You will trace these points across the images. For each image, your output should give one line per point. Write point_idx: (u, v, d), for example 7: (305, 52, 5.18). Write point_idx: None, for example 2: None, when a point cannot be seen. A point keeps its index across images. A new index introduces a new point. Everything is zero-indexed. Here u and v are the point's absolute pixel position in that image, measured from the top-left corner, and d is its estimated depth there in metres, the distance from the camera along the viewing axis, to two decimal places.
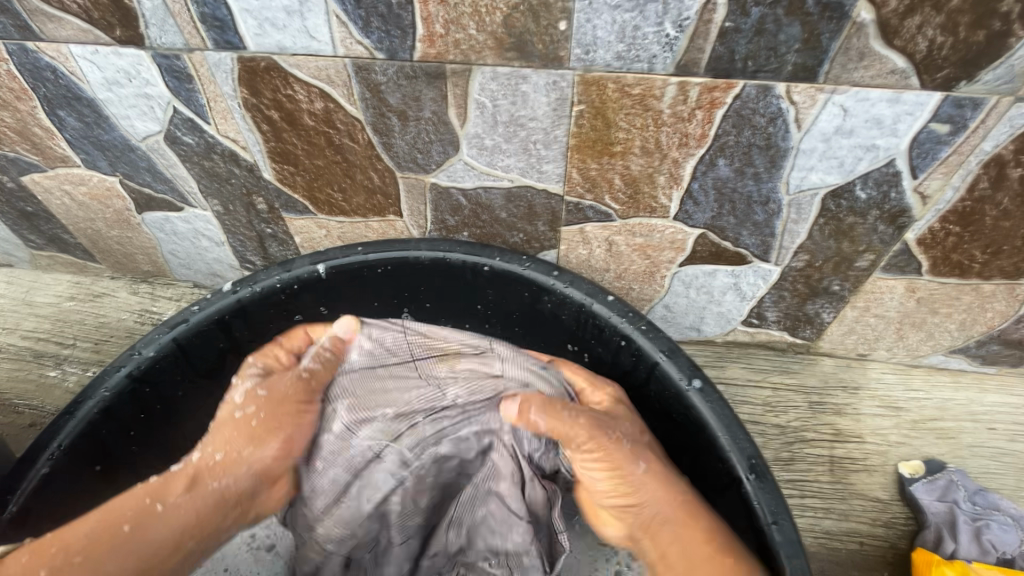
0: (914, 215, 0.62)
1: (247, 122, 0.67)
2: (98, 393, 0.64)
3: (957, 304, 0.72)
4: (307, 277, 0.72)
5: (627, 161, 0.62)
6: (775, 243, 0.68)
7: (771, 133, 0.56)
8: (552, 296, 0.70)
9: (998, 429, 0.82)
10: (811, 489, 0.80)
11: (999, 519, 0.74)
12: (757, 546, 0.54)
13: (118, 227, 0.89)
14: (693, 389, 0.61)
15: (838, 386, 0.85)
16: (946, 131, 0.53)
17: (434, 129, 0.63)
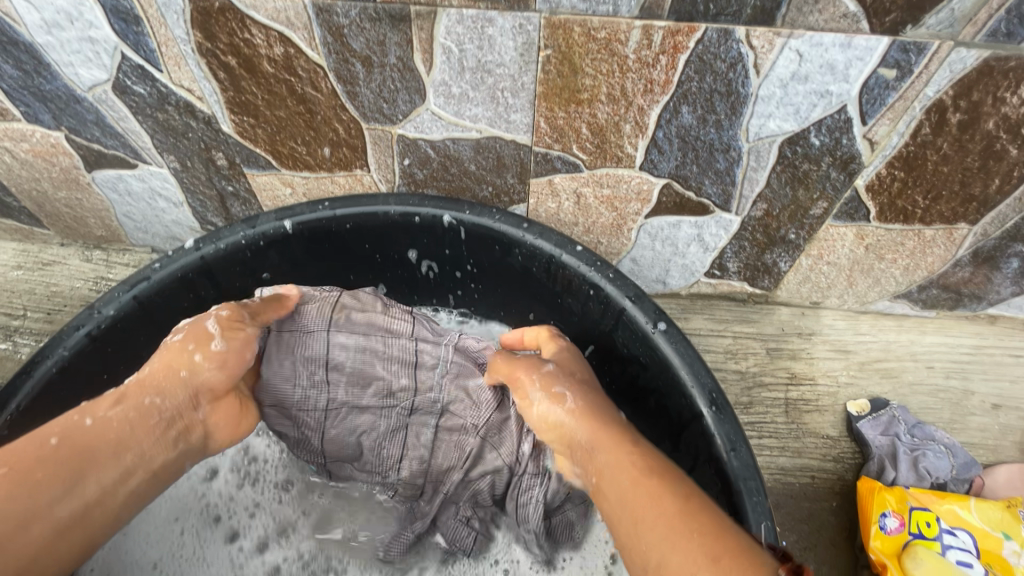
0: (863, 161, 0.65)
1: (202, 68, 0.64)
2: (55, 353, 0.61)
3: (901, 250, 0.77)
4: (272, 234, 0.70)
5: (594, 109, 0.63)
6: (735, 192, 0.71)
7: (731, 79, 0.58)
8: (522, 247, 0.71)
9: (935, 367, 0.88)
10: (769, 429, 0.85)
11: (934, 448, 0.81)
12: (719, 473, 0.57)
13: (65, 188, 0.84)
14: (658, 331, 0.64)
15: (793, 333, 0.90)
16: (893, 76, 0.56)
17: (399, 75, 0.62)
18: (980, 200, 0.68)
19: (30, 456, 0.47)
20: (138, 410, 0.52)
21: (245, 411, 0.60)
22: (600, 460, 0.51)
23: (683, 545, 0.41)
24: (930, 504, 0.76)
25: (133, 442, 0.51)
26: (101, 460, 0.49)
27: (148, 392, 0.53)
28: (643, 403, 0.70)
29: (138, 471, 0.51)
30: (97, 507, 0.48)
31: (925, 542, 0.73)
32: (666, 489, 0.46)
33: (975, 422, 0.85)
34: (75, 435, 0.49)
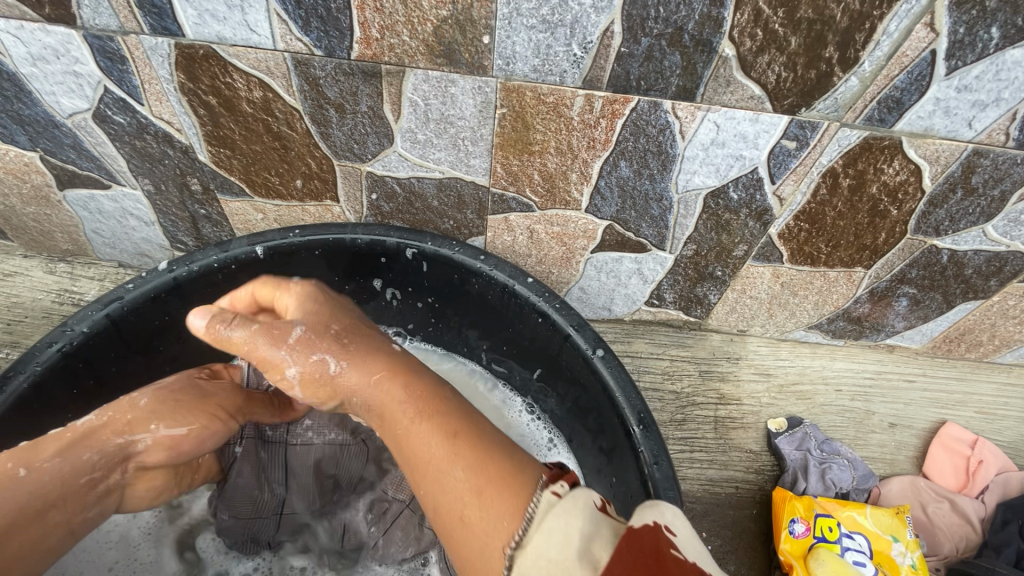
0: (775, 214, 0.75)
1: (183, 105, 0.68)
2: (29, 368, 0.64)
3: (811, 287, 0.88)
4: (244, 258, 0.75)
5: (544, 159, 0.71)
6: (668, 234, 0.80)
7: (662, 141, 0.67)
8: (479, 277, 0.78)
9: (843, 389, 1.00)
10: (699, 444, 0.95)
11: (838, 462, 0.93)
12: (644, 484, 0.66)
13: (35, 204, 0.86)
14: (597, 356, 0.72)
15: (722, 357, 1.00)
16: (794, 146, 0.66)
17: (370, 121, 0.68)
18: (871, 249, 0.79)
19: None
20: (74, 466, 0.56)
21: (171, 481, 0.66)
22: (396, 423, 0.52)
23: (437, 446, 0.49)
24: (833, 510, 0.87)
25: (59, 503, 0.55)
26: (26, 520, 0.53)
27: (91, 451, 0.57)
28: (584, 419, 0.78)
29: (60, 527, 0.56)
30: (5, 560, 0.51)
31: (827, 544, 0.83)
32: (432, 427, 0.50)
33: (875, 438, 0.97)
34: (9, 489, 0.52)
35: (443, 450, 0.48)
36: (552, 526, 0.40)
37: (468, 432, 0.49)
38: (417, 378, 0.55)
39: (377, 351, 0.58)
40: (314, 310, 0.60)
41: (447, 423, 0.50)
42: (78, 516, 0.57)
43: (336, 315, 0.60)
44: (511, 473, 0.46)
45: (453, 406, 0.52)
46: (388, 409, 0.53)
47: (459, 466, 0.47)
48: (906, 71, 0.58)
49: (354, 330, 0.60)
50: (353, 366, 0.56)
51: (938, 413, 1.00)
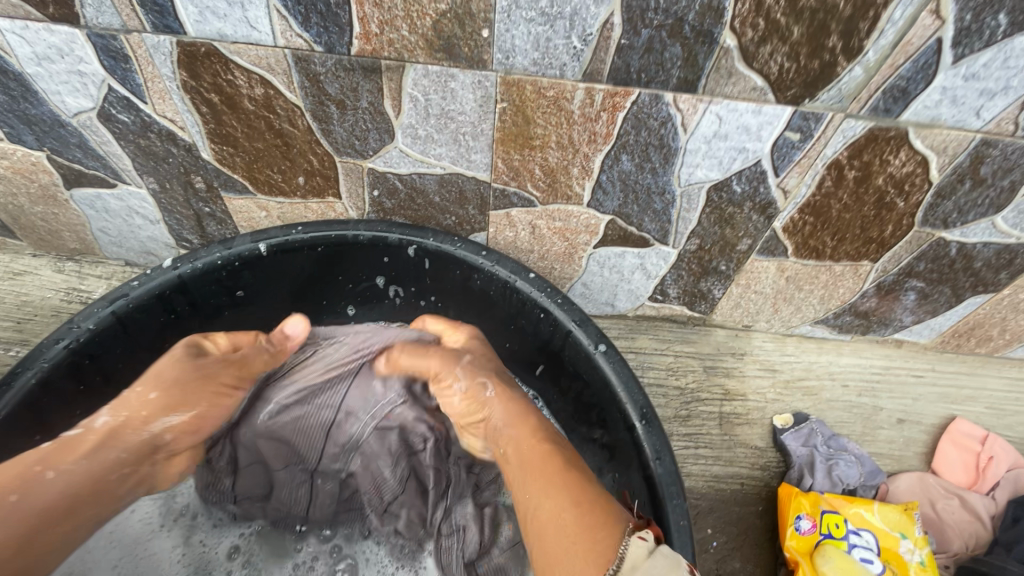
0: (779, 207, 0.74)
1: (186, 103, 0.69)
2: (36, 364, 0.65)
3: (817, 282, 0.87)
4: (247, 255, 0.75)
5: (545, 153, 0.70)
6: (671, 228, 0.79)
7: (663, 134, 0.66)
8: (481, 273, 0.78)
9: (850, 385, 0.99)
10: (704, 440, 0.94)
11: (846, 458, 0.92)
12: (647, 480, 0.65)
13: (43, 203, 0.87)
14: (599, 352, 0.72)
15: (727, 353, 1.00)
16: (797, 138, 0.65)
17: (370, 117, 0.68)
18: (878, 241, 0.78)
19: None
20: (101, 465, 0.56)
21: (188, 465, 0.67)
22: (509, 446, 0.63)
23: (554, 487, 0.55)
24: (840, 507, 0.86)
25: (87, 501, 0.55)
26: (56, 519, 0.52)
27: (116, 448, 0.58)
28: (586, 415, 0.78)
29: (94, 517, 0.56)
30: (47, 552, 0.52)
31: (834, 541, 0.83)
32: (558, 471, 0.56)
33: (883, 434, 0.96)
34: (42, 493, 0.51)
35: (541, 489, 0.55)
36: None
37: (580, 480, 0.56)
38: (548, 432, 0.63)
39: (524, 406, 0.67)
40: (481, 360, 0.74)
41: (560, 469, 0.57)
42: (109, 506, 0.58)
43: (497, 366, 0.74)
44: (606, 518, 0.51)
45: (575, 461, 0.59)
46: (520, 428, 0.63)
47: (559, 503, 0.53)
48: (911, 60, 0.57)
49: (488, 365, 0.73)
50: (500, 399, 0.68)
51: (948, 409, 0.98)
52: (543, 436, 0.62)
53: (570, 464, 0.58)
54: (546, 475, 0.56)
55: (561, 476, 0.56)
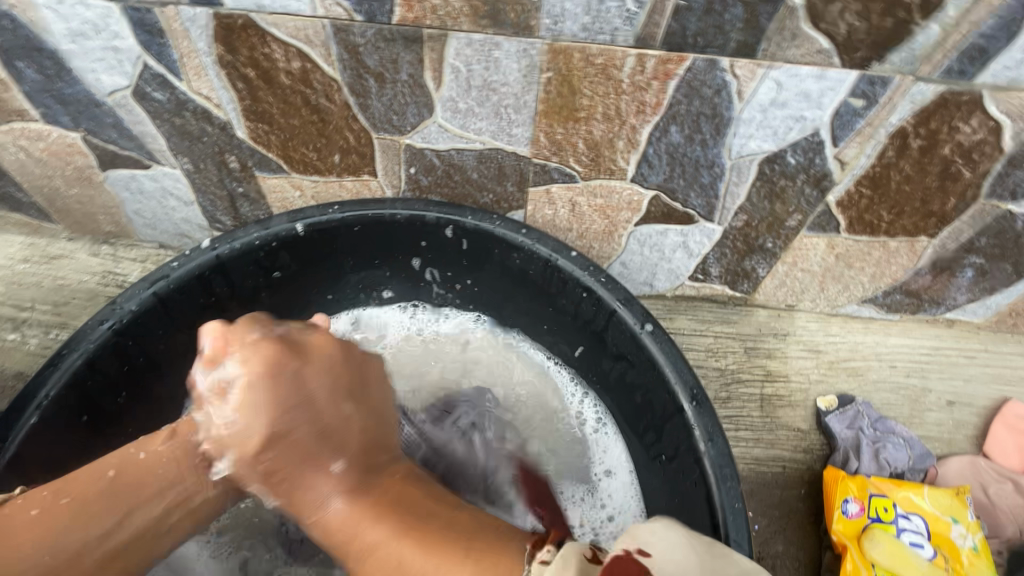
0: (834, 179, 0.71)
1: (222, 79, 0.67)
2: (83, 346, 0.65)
3: (868, 259, 0.83)
4: (285, 235, 0.74)
5: (590, 126, 0.68)
6: (718, 204, 0.76)
7: (717, 103, 0.63)
8: (521, 252, 0.76)
9: (897, 366, 0.96)
10: (745, 422, 0.92)
11: (893, 441, 0.89)
12: (698, 462, 0.64)
13: (78, 185, 0.87)
14: (646, 332, 0.70)
15: (769, 333, 0.97)
16: (861, 105, 0.62)
17: (410, 91, 0.66)
18: (938, 215, 0.74)
19: (94, 486, 0.56)
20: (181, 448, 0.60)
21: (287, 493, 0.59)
22: (366, 538, 0.55)
23: (395, 543, 0.54)
24: (889, 491, 0.83)
25: (169, 480, 0.58)
26: (143, 497, 0.57)
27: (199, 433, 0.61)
28: (631, 396, 0.76)
29: (182, 507, 0.59)
30: (127, 525, 0.56)
31: (882, 525, 0.81)
32: (403, 544, 0.53)
33: (931, 417, 0.93)
34: (139, 467, 0.58)
35: (423, 553, 0.52)
36: (557, 568, 0.45)
37: (457, 535, 0.54)
38: (405, 487, 0.61)
39: (373, 427, 0.63)
40: (258, 371, 0.57)
41: (432, 539, 0.53)
42: (197, 483, 0.60)
43: (361, 373, 0.64)
44: (501, 552, 0.51)
45: (411, 522, 0.55)
46: (336, 542, 0.57)
47: (448, 566, 0.50)
48: (995, 15, 0.53)
49: (297, 408, 0.58)
50: (351, 493, 0.58)
51: (1000, 390, 0.95)
52: (406, 523, 0.55)
53: (437, 520, 0.56)
54: (381, 514, 0.57)
55: (389, 525, 0.55)
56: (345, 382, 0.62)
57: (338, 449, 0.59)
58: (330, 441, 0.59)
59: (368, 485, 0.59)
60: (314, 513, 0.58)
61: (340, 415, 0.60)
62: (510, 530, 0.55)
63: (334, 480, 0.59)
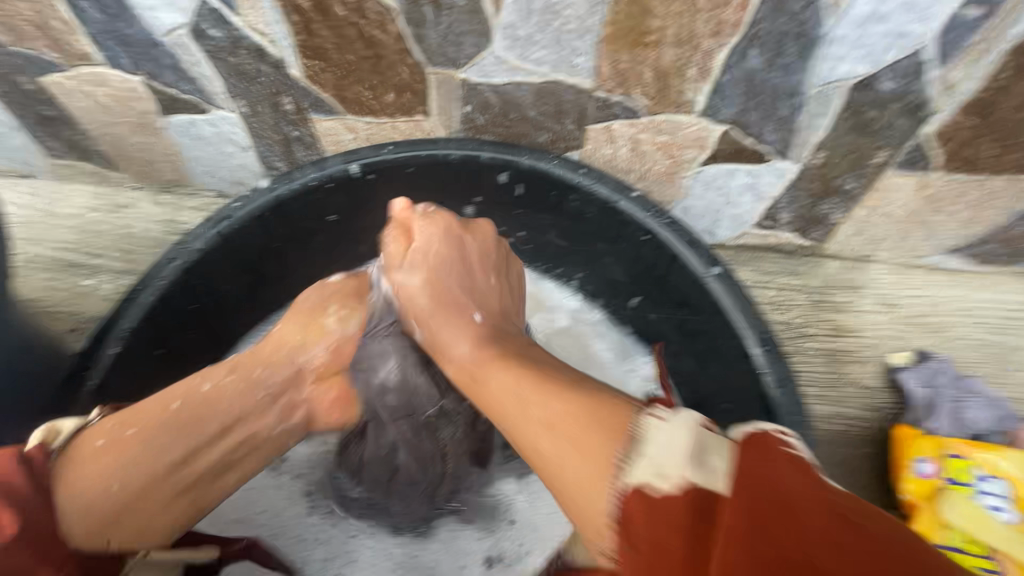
0: (933, 108, 0.64)
1: (276, 12, 0.65)
2: (155, 283, 0.67)
3: (961, 202, 0.76)
4: (340, 176, 0.73)
5: (659, 53, 0.63)
6: (795, 139, 0.70)
7: (806, 19, 0.57)
8: (580, 193, 0.72)
9: (984, 322, 0.89)
10: (809, 378, 0.88)
11: (975, 401, 0.82)
12: (767, 409, 0.62)
13: (141, 132, 0.89)
14: (714, 275, 0.66)
15: (840, 286, 0.91)
16: (976, 16, 0.54)
17: (467, 18, 0.63)
18: None
19: (157, 417, 0.57)
20: (248, 381, 0.63)
21: (344, 401, 0.71)
22: (525, 398, 0.49)
23: (546, 389, 0.49)
24: (967, 452, 0.78)
25: (239, 411, 0.61)
26: (207, 428, 0.58)
27: (257, 364, 0.65)
28: (693, 344, 0.74)
29: (243, 443, 0.61)
30: (194, 462, 0.57)
31: (959, 487, 0.76)
32: (544, 381, 0.50)
33: (1018, 376, 0.87)
34: (203, 399, 0.60)
35: (539, 393, 0.48)
36: (663, 433, 0.41)
37: (547, 372, 0.51)
38: (528, 350, 0.59)
39: (501, 293, 0.71)
40: (444, 249, 0.70)
41: (550, 375, 0.51)
42: (256, 422, 0.62)
43: (500, 262, 0.73)
44: (603, 394, 0.47)
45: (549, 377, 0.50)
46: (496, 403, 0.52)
47: (559, 411, 0.46)
48: None
49: (452, 265, 0.70)
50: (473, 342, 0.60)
51: None
52: (533, 381, 0.50)
53: (550, 368, 0.52)
54: (506, 362, 0.55)
55: (518, 370, 0.53)
56: (495, 261, 0.73)
57: (484, 305, 0.67)
58: (454, 305, 0.66)
59: (504, 338, 0.61)
60: (446, 354, 0.62)
61: (484, 286, 0.70)
62: (607, 384, 0.49)
63: (474, 328, 0.63)
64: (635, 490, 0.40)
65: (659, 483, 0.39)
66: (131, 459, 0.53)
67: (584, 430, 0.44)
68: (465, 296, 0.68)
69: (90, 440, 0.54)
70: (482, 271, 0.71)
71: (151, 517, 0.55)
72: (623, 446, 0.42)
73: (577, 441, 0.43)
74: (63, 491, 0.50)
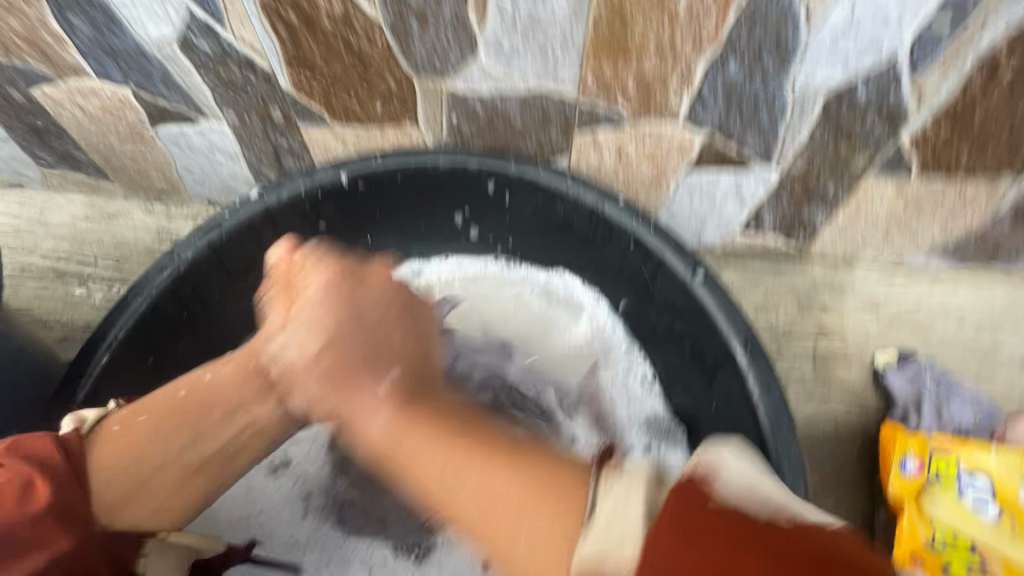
0: (909, 114, 0.65)
1: (264, 25, 0.66)
2: (146, 292, 0.68)
3: (940, 205, 0.77)
4: (330, 185, 0.74)
5: (641, 63, 0.64)
6: (776, 145, 0.72)
7: (782, 30, 0.58)
8: (566, 200, 0.73)
9: (966, 321, 0.90)
10: (795, 378, 0.89)
11: (958, 398, 0.84)
12: (751, 410, 0.63)
13: (131, 142, 0.89)
14: (697, 280, 0.67)
15: (825, 288, 0.92)
16: (947, 27, 0.56)
17: (452, 30, 0.64)
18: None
19: (167, 402, 0.61)
20: (252, 369, 0.65)
21: (351, 428, 0.67)
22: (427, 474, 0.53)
23: (454, 464, 0.52)
24: (950, 449, 0.80)
25: (241, 397, 0.63)
26: (213, 418, 0.61)
27: (267, 340, 0.67)
28: (680, 346, 0.76)
29: (248, 427, 0.63)
30: (201, 447, 0.60)
31: (942, 485, 0.78)
32: (461, 470, 0.51)
33: (1000, 374, 0.88)
34: (207, 386, 0.63)
35: (473, 469, 0.51)
36: (618, 501, 0.44)
37: (510, 445, 0.54)
38: (443, 408, 0.60)
39: (417, 341, 0.68)
40: (377, 313, 0.67)
41: (482, 442, 0.53)
42: (258, 407, 0.64)
43: (411, 305, 0.70)
44: (555, 466, 0.50)
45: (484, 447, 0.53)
46: (439, 489, 0.52)
47: (501, 482, 0.49)
48: None
49: (348, 321, 0.65)
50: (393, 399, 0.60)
51: None
52: (465, 448, 0.53)
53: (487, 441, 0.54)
54: (474, 447, 0.53)
55: (439, 449, 0.53)
56: (404, 306, 0.70)
57: (394, 355, 0.65)
58: (375, 356, 0.64)
59: (426, 395, 0.62)
60: (361, 432, 0.59)
61: (398, 340, 0.67)
62: (562, 456, 0.52)
63: (383, 399, 0.60)
64: (592, 560, 0.41)
65: (620, 547, 0.40)
66: (148, 436, 0.58)
67: (517, 505, 0.47)
68: (357, 325, 0.66)
69: (111, 424, 0.59)
70: (400, 318, 0.69)
71: (162, 498, 0.58)
72: (575, 535, 0.44)
73: (495, 492, 0.49)
74: (88, 472, 0.55)
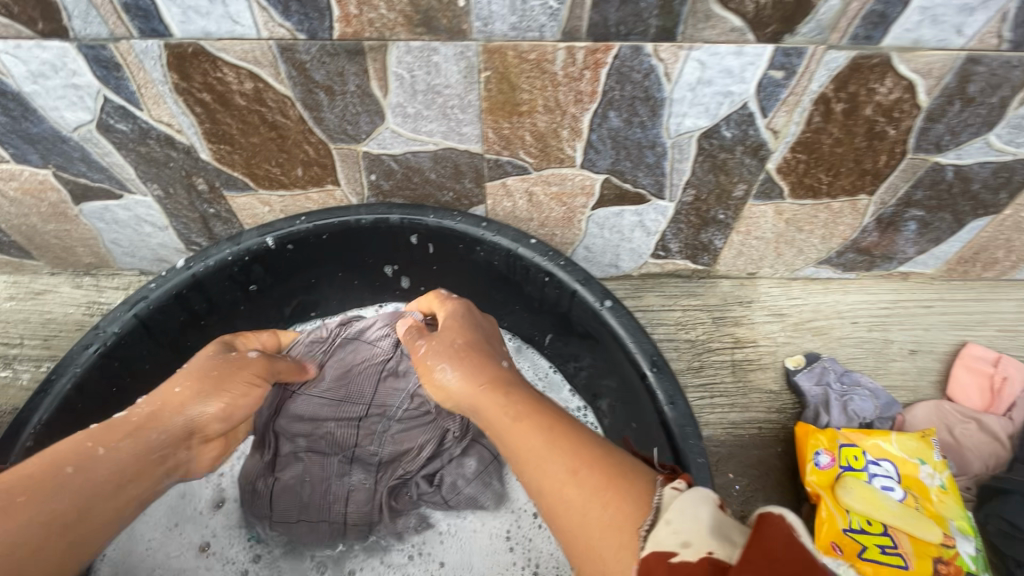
0: (770, 148, 0.75)
1: (180, 105, 0.70)
2: (70, 370, 0.69)
3: (816, 221, 0.88)
4: (256, 248, 0.77)
5: (534, 119, 0.71)
6: (666, 181, 0.80)
7: (648, 86, 0.67)
8: (483, 245, 0.79)
9: (859, 321, 1.00)
10: (718, 390, 0.96)
11: (860, 392, 0.93)
12: (663, 424, 0.68)
13: (55, 220, 0.90)
14: (606, 308, 0.73)
15: (734, 302, 1.01)
16: (781, 76, 0.65)
17: (359, 100, 0.69)
18: (873, 173, 0.78)
19: (45, 478, 0.52)
20: (144, 444, 0.59)
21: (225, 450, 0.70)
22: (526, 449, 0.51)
23: (573, 459, 0.49)
24: (858, 441, 0.87)
25: (131, 475, 0.58)
26: (104, 492, 0.55)
27: (155, 426, 0.61)
28: (602, 370, 0.81)
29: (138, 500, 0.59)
30: (92, 527, 0.54)
31: (853, 473, 0.84)
32: (572, 451, 0.50)
33: (895, 367, 0.97)
34: (99, 465, 0.56)
35: (565, 463, 0.49)
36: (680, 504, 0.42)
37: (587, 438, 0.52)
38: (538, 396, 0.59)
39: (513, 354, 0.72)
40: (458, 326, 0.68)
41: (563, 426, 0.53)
42: (150, 485, 0.60)
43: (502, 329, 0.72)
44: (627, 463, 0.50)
45: (558, 420, 0.53)
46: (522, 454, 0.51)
47: (585, 460, 0.49)
48: None
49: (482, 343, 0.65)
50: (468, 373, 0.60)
51: (957, 335, 0.99)
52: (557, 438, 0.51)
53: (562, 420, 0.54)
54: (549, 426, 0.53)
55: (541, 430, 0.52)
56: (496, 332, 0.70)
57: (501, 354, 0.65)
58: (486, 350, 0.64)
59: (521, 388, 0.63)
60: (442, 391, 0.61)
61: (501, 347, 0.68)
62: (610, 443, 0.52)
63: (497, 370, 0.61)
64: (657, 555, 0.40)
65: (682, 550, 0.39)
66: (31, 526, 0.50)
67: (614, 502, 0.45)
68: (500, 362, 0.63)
69: None
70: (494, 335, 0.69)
71: None
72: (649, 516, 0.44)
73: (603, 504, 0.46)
74: None
